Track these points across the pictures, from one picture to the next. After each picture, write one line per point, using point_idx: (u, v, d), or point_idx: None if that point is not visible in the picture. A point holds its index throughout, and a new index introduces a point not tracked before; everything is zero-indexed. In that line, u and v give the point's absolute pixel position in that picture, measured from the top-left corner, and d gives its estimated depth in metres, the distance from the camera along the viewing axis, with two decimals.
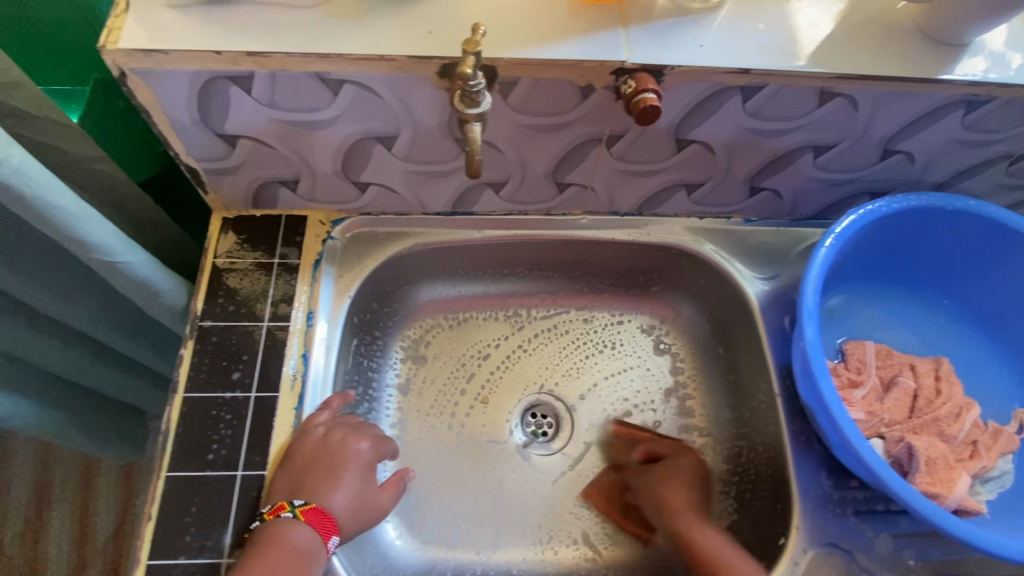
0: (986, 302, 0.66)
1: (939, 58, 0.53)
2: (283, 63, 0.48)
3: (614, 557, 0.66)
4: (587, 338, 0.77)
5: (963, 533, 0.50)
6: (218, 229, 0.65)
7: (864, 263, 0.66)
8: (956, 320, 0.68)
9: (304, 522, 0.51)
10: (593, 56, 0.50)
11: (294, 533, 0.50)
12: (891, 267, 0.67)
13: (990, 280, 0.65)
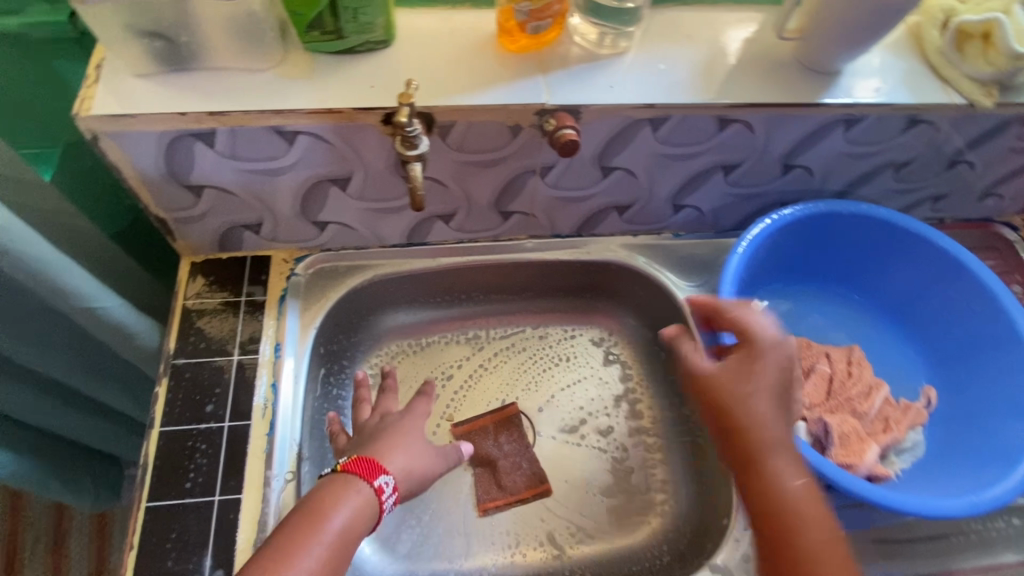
0: (892, 294, 0.74)
1: (816, 86, 0.62)
2: (241, 120, 0.54)
3: (579, 555, 0.70)
4: (544, 353, 0.82)
5: (875, 496, 0.55)
6: (187, 274, 0.69)
7: (783, 266, 0.74)
8: (873, 312, 0.76)
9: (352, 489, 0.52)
10: (517, 101, 0.57)
11: (331, 518, 0.50)
12: (807, 267, 0.75)
13: (893, 272, 0.73)
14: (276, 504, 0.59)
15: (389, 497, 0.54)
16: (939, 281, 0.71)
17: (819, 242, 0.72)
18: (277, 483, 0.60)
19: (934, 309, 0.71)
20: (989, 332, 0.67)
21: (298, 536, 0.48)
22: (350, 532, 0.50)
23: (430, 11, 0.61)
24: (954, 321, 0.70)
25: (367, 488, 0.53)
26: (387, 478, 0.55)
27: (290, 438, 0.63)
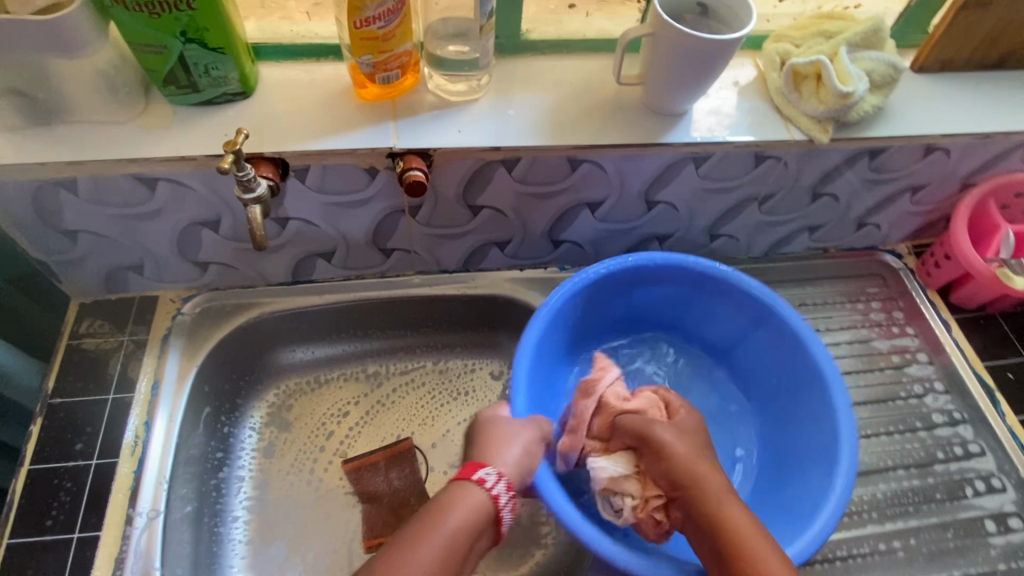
0: (710, 333, 0.78)
1: (661, 126, 0.66)
2: (99, 169, 0.57)
3: None
4: (443, 388, 0.81)
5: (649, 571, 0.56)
6: (75, 314, 0.72)
7: (620, 316, 0.78)
8: (715, 356, 0.79)
9: (457, 492, 0.56)
10: (366, 145, 0.60)
11: (449, 517, 0.53)
12: (626, 317, 0.78)
13: (706, 313, 0.76)
14: (136, 542, 0.60)
15: (499, 483, 0.57)
16: (748, 328, 0.74)
17: (648, 297, 0.76)
18: (139, 520, 0.61)
19: (765, 356, 0.73)
20: (806, 380, 0.68)
21: (399, 551, 0.51)
22: (469, 527, 0.54)
23: (294, 63, 0.65)
24: (780, 364, 0.72)
25: (473, 484, 0.56)
26: (488, 469, 0.57)
27: (158, 475, 0.64)
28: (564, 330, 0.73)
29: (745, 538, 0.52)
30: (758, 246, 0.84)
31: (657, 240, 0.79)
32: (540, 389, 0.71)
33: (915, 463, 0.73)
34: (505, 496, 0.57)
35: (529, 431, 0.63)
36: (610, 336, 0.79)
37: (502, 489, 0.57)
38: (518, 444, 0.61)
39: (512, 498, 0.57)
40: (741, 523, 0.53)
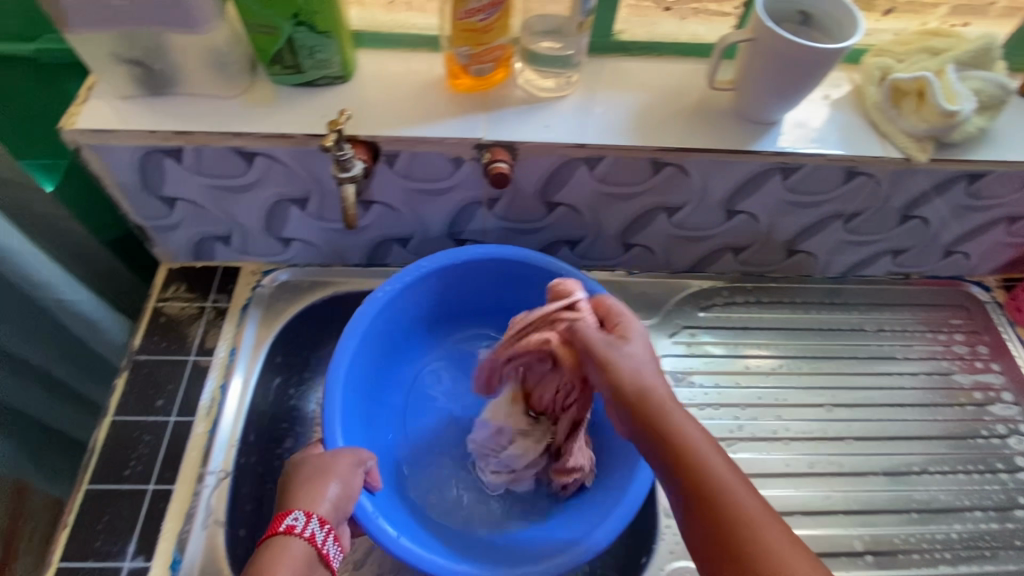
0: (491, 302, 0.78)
1: (752, 134, 0.64)
2: (205, 140, 0.60)
3: None
4: None
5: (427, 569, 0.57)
6: (163, 278, 0.76)
7: (468, 306, 0.79)
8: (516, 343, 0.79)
9: (281, 548, 0.52)
10: (456, 134, 0.61)
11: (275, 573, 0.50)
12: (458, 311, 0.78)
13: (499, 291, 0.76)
14: (205, 500, 0.62)
15: (311, 524, 0.54)
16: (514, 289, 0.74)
17: (473, 291, 0.77)
18: (209, 480, 0.63)
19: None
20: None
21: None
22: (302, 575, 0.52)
23: (390, 52, 0.67)
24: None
25: (294, 537, 0.53)
26: (297, 514, 0.54)
27: (229, 438, 0.66)
28: (417, 309, 0.75)
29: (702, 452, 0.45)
30: (835, 266, 0.81)
31: (731, 251, 0.77)
32: (373, 375, 0.72)
33: (994, 506, 0.70)
34: (321, 535, 0.54)
35: (344, 456, 0.59)
36: (450, 327, 0.80)
37: (316, 528, 0.54)
38: (337, 479, 0.57)
39: (331, 535, 0.55)
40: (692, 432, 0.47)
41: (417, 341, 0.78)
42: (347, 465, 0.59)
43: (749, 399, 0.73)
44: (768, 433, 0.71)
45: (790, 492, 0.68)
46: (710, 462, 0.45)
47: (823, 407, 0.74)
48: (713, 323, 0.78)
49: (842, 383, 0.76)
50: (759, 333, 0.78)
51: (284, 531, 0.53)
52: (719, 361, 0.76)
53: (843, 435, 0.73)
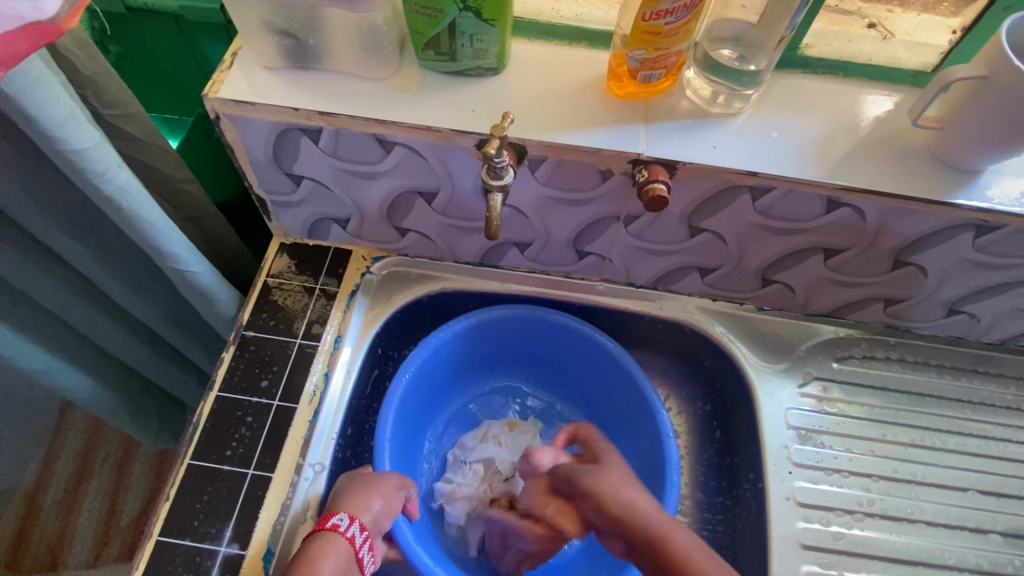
0: (545, 356, 0.80)
1: (950, 184, 0.56)
2: (347, 123, 0.56)
3: None
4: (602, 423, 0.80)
5: None
6: (274, 252, 0.74)
7: (520, 359, 0.81)
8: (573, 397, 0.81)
9: (322, 546, 0.52)
10: (613, 146, 0.55)
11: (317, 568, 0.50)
12: (523, 356, 0.80)
13: (556, 349, 0.78)
14: (302, 493, 0.61)
15: (353, 526, 0.54)
16: (566, 346, 0.77)
17: (521, 343, 0.78)
18: (306, 473, 0.61)
19: (627, 429, 0.75)
20: (652, 477, 0.68)
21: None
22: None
23: (545, 43, 0.62)
24: (626, 423, 0.75)
25: (334, 533, 0.53)
26: (340, 514, 0.54)
27: (329, 430, 0.65)
28: (469, 353, 0.77)
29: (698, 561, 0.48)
30: (997, 332, 0.71)
31: (882, 301, 0.69)
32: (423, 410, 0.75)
33: None
34: (360, 540, 0.54)
35: (390, 478, 0.59)
36: (500, 371, 0.82)
37: (357, 531, 0.54)
38: (386, 497, 0.58)
39: (370, 541, 0.55)
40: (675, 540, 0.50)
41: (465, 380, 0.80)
42: (392, 484, 0.59)
43: (883, 471, 0.67)
44: (902, 513, 0.65)
45: None
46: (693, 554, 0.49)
47: (965, 491, 0.67)
48: (848, 378, 0.72)
49: (992, 468, 0.68)
50: (899, 397, 0.71)
51: (329, 527, 0.53)
52: (852, 424, 0.69)
53: (987, 527, 0.65)
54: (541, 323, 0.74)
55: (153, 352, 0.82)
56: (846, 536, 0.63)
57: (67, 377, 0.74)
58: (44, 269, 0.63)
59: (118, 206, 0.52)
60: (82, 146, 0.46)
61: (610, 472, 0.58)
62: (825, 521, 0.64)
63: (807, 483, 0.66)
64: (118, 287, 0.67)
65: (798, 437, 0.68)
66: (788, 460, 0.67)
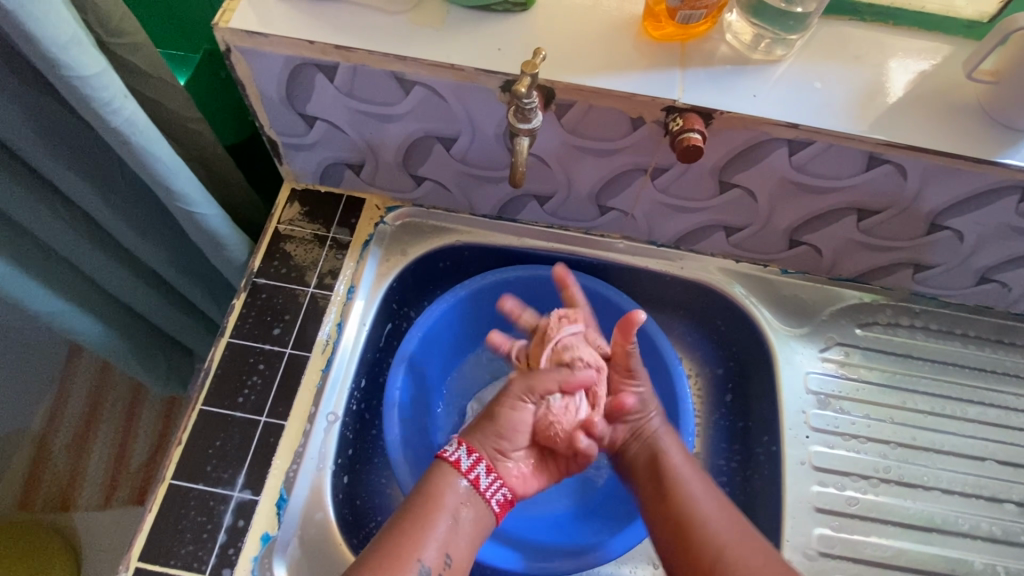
0: None
1: (999, 142, 0.53)
2: (364, 59, 0.53)
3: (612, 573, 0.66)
4: None
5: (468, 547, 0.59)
6: (285, 199, 0.71)
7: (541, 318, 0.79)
8: None
9: (445, 478, 0.55)
10: (646, 92, 0.52)
11: (444, 496, 0.54)
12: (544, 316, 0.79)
13: None
14: (317, 443, 0.60)
15: (459, 450, 0.56)
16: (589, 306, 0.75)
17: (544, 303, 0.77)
18: (320, 423, 0.61)
19: None
20: None
21: (401, 538, 0.51)
22: (464, 506, 0.54)
23: None
24: None
25: (445, 463, 0.56)
26: (447, 443, 0.57)
27: (341, 380, 0.64)
28: (490, 310, 0.76)
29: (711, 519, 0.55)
30: None
31: (911, 266, 0.67)
32: (437, 366, 0.75)
33: None
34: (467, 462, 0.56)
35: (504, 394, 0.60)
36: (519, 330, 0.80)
37: (462, 455, 0.56)
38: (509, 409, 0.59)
39: (481, 463, 0.56)
40: (700, 501, 0.57)
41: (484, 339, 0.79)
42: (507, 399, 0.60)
43: (901, 438, 0.66)
44: (917, 481, 0.64)
45: (932, 549, 0.62)
46: (702, 503, 0.57)
47: (982, 460, 0.66)
48: (872, 344, 0.70)
49: (1010, 439, 0.67)
50: (921, 364, 0.70)
51: (438, 457, 0.56)
52: (871, 390, 0.68)
53: (1002, 497, 0.64)
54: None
55: (160, 298, 0.81)
56: (860, 501, 0.63)
57: (74, 320, 0.73)
58: (50, 208, 0.61)
59: (124, 140, 0.49)
60: (86, 73, 0.44)
61: (682, 457, 0.60)
62: (840, 485, 0.64)
63: (823, 447, 0.65)
64: (124, 229, 0.65)
65: (817, 402, 0.67)
66: (805, 424, 0.66)
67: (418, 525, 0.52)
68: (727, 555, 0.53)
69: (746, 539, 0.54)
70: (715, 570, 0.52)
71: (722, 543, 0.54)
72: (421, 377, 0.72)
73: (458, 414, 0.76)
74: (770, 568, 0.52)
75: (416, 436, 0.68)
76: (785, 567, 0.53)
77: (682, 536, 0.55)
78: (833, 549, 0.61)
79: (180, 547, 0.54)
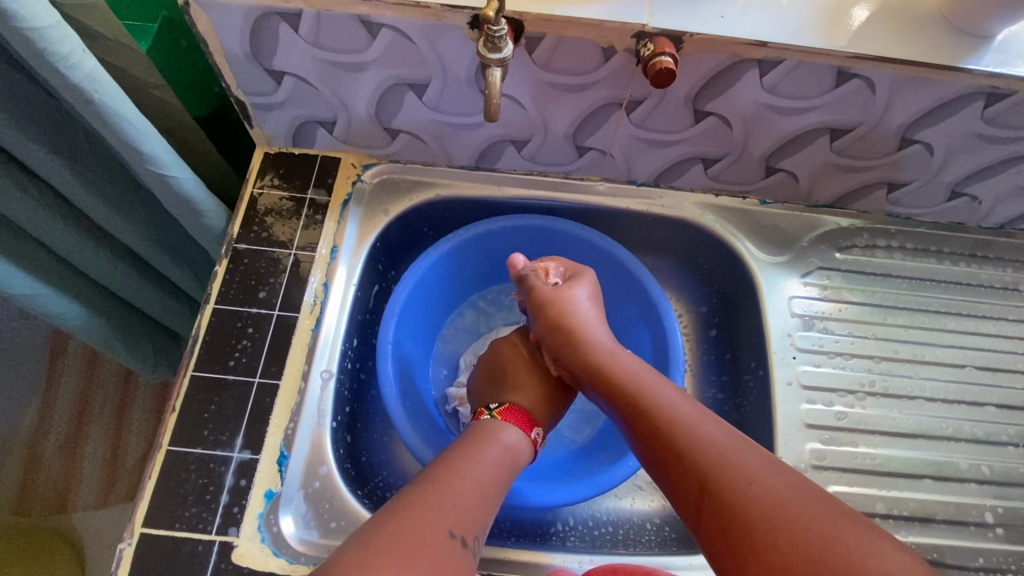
0: None
1: (964, 48, 0.54)
2: (328, 3, 0.52)
3: (615, 507, 0.68)
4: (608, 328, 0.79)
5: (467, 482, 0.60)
6: (259, 163, 0.70)
7: None
8: None
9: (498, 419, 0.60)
10: (616, 18, 0.52)
11: (502, 434, 0.58)
12: None
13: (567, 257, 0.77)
14: (313, 400, 0.60)
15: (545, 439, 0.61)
16: (574, 252, 0.75)
17: (527, 252, 0.77)
18: (315, 380, 0.61)
19: (635, 333, 0.76)
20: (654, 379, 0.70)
21: (465, 459, 0.53)
22: (521, 452, 0.58)
23: None
24: (633, 326, 0.76)
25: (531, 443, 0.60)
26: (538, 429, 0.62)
27: (332, 339, 0.64)
28: (475, 263, 0.77)
29: (693, 425, 0.50)
30: (997, 214, 0.71)
31: (885, 186, 0.68)
32: (427, 321, 0.75)
33: None
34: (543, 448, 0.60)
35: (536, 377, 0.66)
36: (505, 282, 0.81)
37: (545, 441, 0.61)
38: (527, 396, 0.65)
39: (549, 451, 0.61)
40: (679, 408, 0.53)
41: (471, 293, 0.80)
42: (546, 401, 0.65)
43: (884, 353, 0.68)
44: (902, 391, 0.66)
45: (921, 455, 0.64)
46: (684, 417, 0.52)
47: (962, 368, 0.68)
48: (852, 266, 0.72)
49: (988, 345, 0.69)
50: (899, 282, 0.71)
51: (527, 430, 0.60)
52: (854, 310, 0.70)
53: (983, 400, 0.67)
54: (554, 230, 0.73)
55: (140, 278, 0.79)
56: (849, 415, 0.65)
57: (54, 304, 0.71)
58: (16, 184, 0.59)
59: (87, 97, 0.48)
60: (41, 24, 0.42)
61: (657, 384, 0.56)
62: (828, 401, 0.65)
63: (810, 367, 0.67)
64: (94, 202, 0.63)
65: (802, 324, 0.69)
66: (791, 346, 0.68)
67: (481, 451, 0.54)
68: (716, 459, 0.47)
69: (738, 452, 0.47)
70: (706, 482, 0.46)
71: (712, 454, 0.47)
72: (412, 332, 0.72)
73: (448, 369, 0.76)
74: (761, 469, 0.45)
75: (412, 388, 0.69)
76: (783, 474, 0.45)
77: (668, 451, 0.50)
78: (825, 461, 0.63)
79: (184, 510, 0.54)
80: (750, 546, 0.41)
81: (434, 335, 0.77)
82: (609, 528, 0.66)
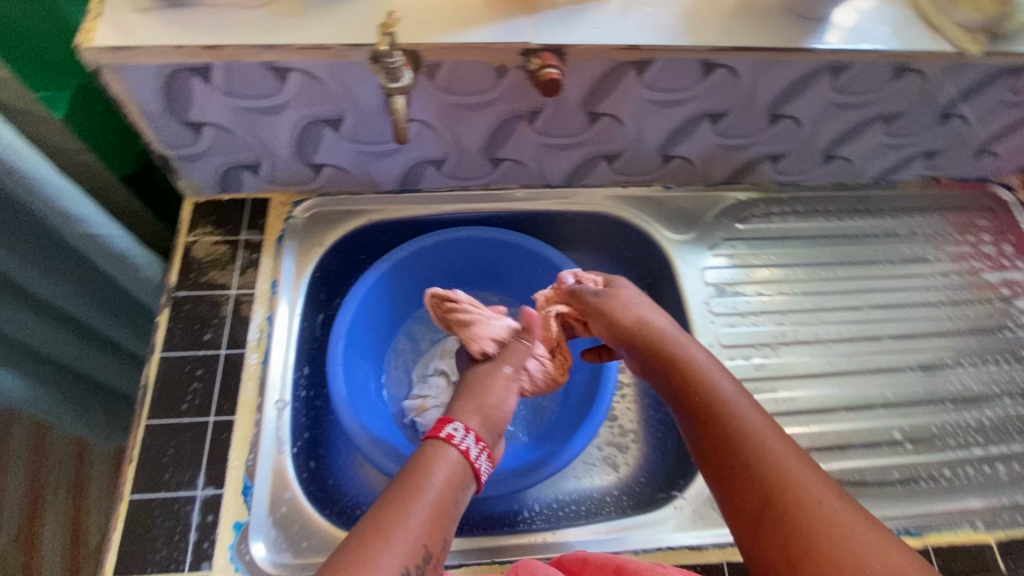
0: (489, 269, 0.83)
1: (804, 32, 0.62)
2: (235, 55, 0.56)
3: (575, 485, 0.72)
4: None
5: None
6: (189, 213, 0.73)
7: (466, 279, 0.84)
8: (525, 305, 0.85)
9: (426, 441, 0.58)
10: (502, 40, 0.58)
11: (431, 476, 0.54)
12: (468, 275, 0.83)
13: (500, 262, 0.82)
14: (270, 429, 0.63)
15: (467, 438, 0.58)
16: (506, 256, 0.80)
17: (462, 263, 0.81)
18: (270, 411, 0.63)
19: None
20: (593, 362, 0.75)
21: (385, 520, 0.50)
22: (453, 487, 0.55)
23: None
24: None
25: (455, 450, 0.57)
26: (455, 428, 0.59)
27: (283, 369, 0.66)
28: (414, 280, 0.80)
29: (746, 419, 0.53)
30: (869, 171, 0.80)
31: (769, 159, 0.76)
32: (375, 341, 0.78)
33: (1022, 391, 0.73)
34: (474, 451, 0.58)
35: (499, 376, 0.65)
36: None
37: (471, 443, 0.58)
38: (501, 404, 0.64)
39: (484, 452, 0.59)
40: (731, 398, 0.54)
41: (415, 309, 0.83)
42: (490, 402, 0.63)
43: (791, 306, 0.76)
44: (811, 337, 0.74)
45: (835, 391, 0.71)
46: (740, 407, 0.54)
47: (859, 309, 0.76)
48: (753, 234, 0.79)
49: (879, 287, 0.78)
50: (796, 242, 0.79)
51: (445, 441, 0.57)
52: (760, 272, 0.77)
53: (881, 334, 0.75)
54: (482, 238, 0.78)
55: (82, 342, 0.79)
56: (768, 365, 0.72)
57: None
58: None
59: (8, 167, 0.50)
60: None
61: (718, 371, 0.57)
62: (748, 356, 0.72)
63: (729, 328, 0.73)
64: (26, 271, 0.64)
65: (717, 291, 0.76)
66: (710, 312, 0.74)
67: (404, 508, 0.51)
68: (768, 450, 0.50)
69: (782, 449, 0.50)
70: (750, 467, 0.50)
71: (758, 448, 0.50)
72: (361, 353, 0.75)
73: (401, 384, 0.80)
74: (798, 468, 0.49)
75: (367, 406, 0.72)
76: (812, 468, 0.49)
77: (715, 436, 0.53)
78: None
79: (154, 554, 0.55)
80: (773, 523, 0.46)
81: (383, 353, 0.80)
82: (571, 507, 0.70)
